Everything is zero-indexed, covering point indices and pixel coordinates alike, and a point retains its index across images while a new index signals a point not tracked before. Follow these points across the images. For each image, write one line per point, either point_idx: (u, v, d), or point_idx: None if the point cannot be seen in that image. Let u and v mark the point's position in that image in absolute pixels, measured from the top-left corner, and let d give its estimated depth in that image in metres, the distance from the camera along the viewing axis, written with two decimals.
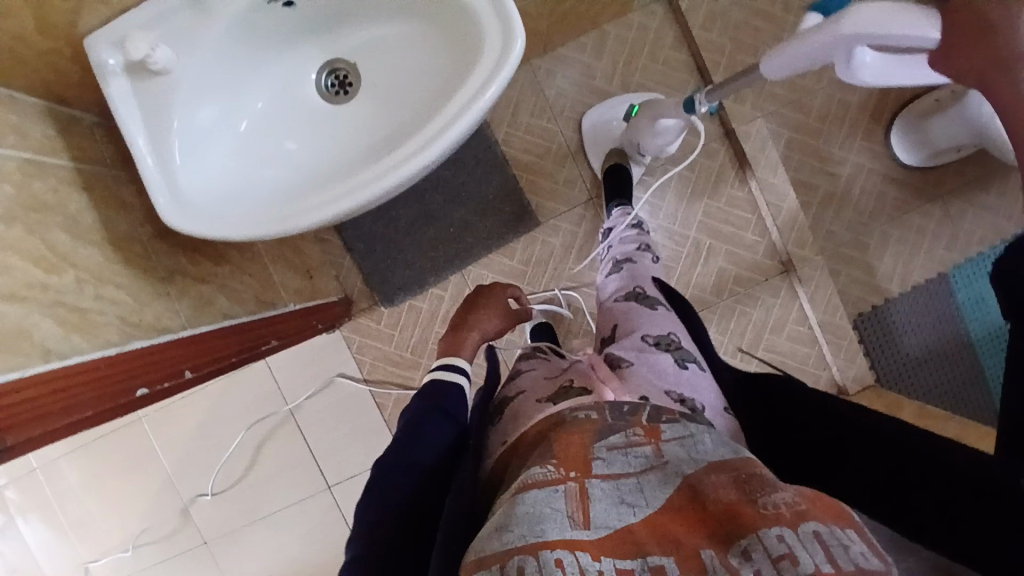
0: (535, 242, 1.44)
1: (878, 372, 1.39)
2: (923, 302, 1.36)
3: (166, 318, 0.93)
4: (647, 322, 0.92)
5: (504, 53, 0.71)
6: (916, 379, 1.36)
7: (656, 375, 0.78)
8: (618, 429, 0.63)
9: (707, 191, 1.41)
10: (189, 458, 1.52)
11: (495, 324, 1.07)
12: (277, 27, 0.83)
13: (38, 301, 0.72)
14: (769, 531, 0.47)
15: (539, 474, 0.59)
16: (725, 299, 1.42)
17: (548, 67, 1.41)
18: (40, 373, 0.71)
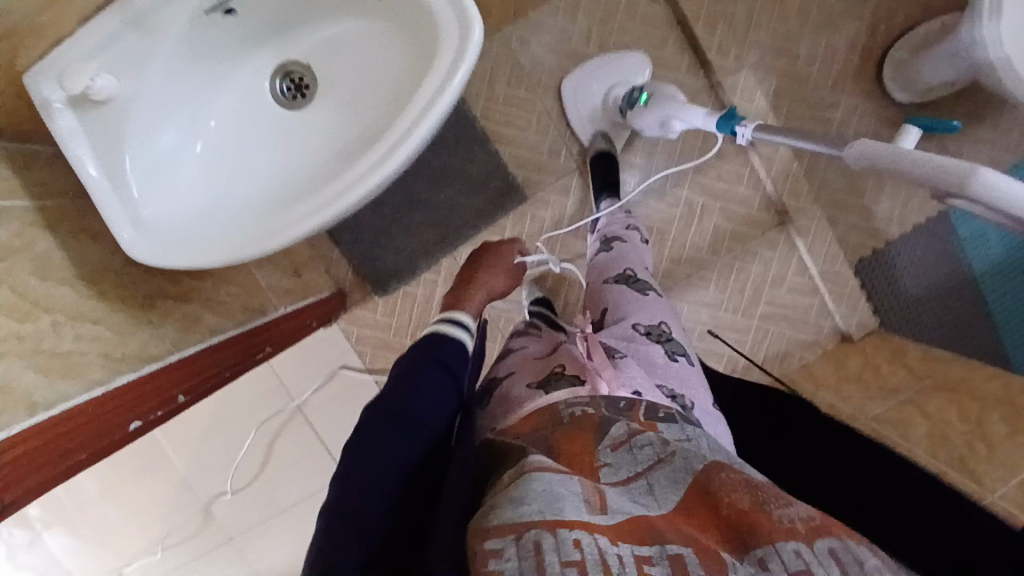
0: (524, 217, 1.41)
1: (882, 317, 1.37)
2: (924, 241, 1.35)
3: (152, 346, 0.95)
4: (637, 309, 0.91)
5: (463, 45, 0.68)
6: (920, 320, 1.35)
7: (647, 367, 0.79)
8: (617, 421, 0.64)
9: (697, 147, 1.37)
10: (201, 460, 1.47)
11: (500, 282, 1.04)
12: (224, 37, 0.79)
13: (18, 354, 0.73)
14: (786, 545, 0.50)
15: (543, 459, 0.56)
16: (722, 257, 1.39)
17: (521, 33, 1.36)
18: (28, 427, 0.74)
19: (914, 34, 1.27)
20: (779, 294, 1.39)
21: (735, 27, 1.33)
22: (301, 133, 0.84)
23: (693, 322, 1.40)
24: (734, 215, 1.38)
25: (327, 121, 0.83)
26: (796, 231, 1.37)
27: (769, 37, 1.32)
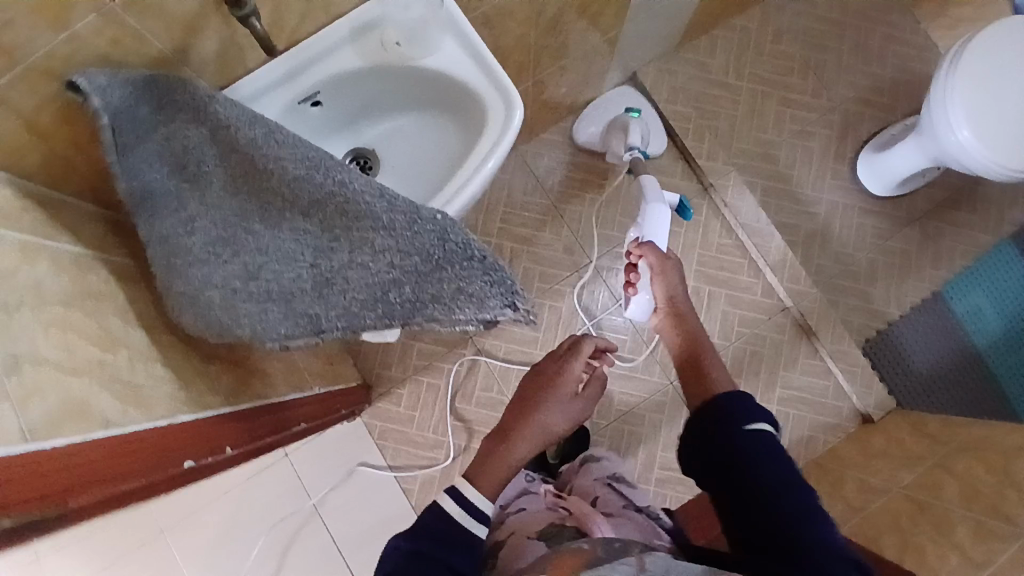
0: (543, 308, 1.49)
1: (373, 246, 0.64)
2: (371, 232, 0.64)
3: (208, 396, 0.78)
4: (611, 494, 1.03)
5: (458, 104, 0.79)
6: (373, 256, 0.64)
7: (623, 500, 1.01)
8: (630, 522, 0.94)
9: (698, 241, 1.50)
10: None
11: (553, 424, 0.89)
12: (317, 125, 0.81)
13: (86, 375, 0.60)
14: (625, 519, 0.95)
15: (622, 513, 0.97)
16: (735, 341, 1.48)
17: (534, 150, 1.54)
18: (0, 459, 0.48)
19: (883, 134, 1.51)
20: (793, 376, 1.47)
21: (721, 139, 1.54)
22: (412, 175, 0.84)
23: None
24: (740, 301, 1.49)
25: (418, 159, 0.84)
26: (812, 332, 1.47)
27: (760, 151, 1.54)
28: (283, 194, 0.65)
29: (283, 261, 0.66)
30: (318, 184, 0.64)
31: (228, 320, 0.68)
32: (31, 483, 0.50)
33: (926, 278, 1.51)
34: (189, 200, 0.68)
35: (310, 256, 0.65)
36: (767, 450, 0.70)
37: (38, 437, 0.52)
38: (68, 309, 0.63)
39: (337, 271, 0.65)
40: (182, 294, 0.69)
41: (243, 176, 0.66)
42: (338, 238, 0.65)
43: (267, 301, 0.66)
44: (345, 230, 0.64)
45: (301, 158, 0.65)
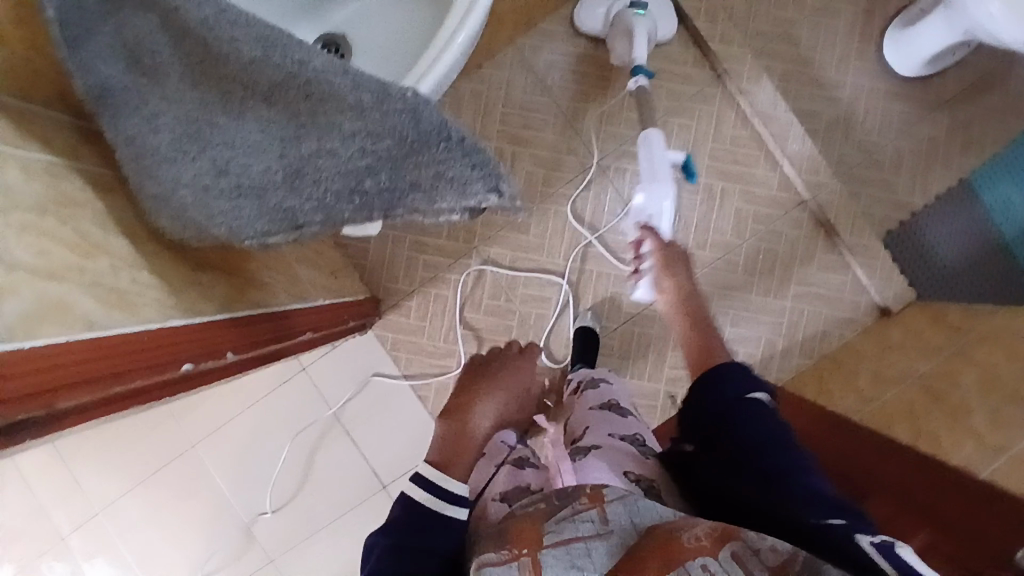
0: (548, 213, 1.44)
1: (343, 133, 0.60)
2: (340, 117, 0.60)
3: (201, 303, 0.77)
4: (609, 424, 1.05)
5: None
6: (344, 144, 0.60)
7: (614, 427, 1.04)
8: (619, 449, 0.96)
9: (710, 135, 1.42)
10: (242, 474, 1.48)
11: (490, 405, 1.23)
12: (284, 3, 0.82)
13: (64, 279, 0.59)
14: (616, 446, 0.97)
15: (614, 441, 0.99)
16: (749, 239, 1.42)
17: (534, 44, 1.44)
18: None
19: (912, 10, 1.35)
20: (809, 272, 1.42)
21: (735, 21, 1.41)
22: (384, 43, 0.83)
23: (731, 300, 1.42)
24: (755, 197, 1.42)
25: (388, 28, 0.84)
26: (831, 226, 1.41)
27: (779, 30, 1.41)
28: (242, 81, 0.61)
29: (250, 154, 0.62)
30: (277, 66, 0.59)
31: (203, 220, 0.66)
32: (17, 380, 0.50)
33: (949, 167, 1.42)
34: (146, 93, 0.64)
35: (278, 147, 0.61)
36: (753, 414, 0.82)
37: (15, 337, 0.51)
38: (40, 215, 0.61)
39: (308, 162, 0.61)
40: (158, 197, 0.67)
41: (199, 62, 0.61)
42: (305, 125, 0.61)
43: (239, 197, 0.63)
44: (312, 115, 0.60)
45: (258, 37, 0.60)
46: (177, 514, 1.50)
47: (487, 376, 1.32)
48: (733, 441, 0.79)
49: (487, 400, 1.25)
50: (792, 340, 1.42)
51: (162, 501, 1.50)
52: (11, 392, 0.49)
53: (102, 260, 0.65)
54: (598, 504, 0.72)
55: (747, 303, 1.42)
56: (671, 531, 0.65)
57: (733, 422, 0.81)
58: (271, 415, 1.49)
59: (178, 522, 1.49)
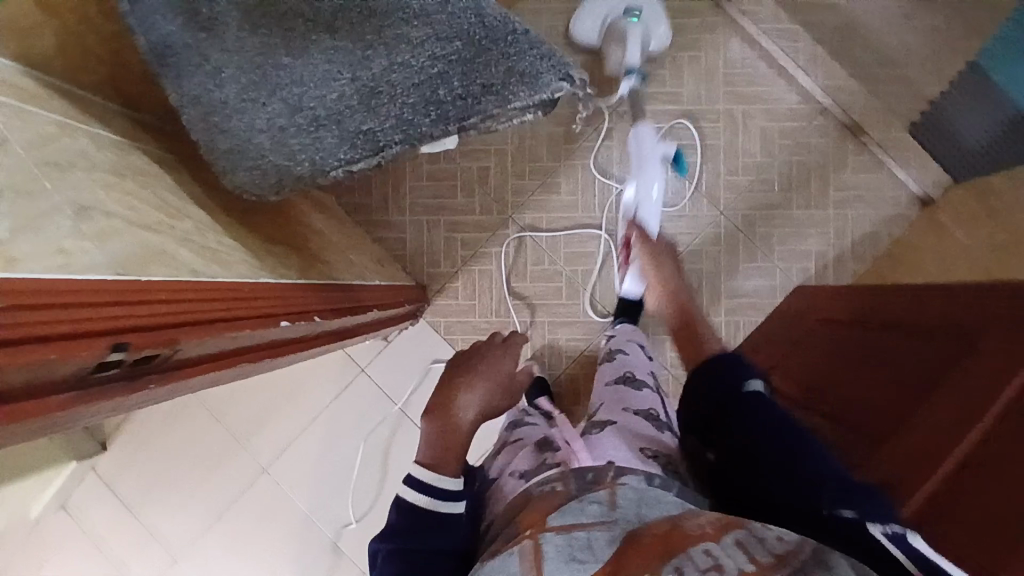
0: (575, 169, 1.44)
1: (411, 42, 0.61)
2: (407, 27, 0.60)
3: (281, 268, 0.77)
4: (627, 398, 0.95)
5: None
6: (415, 55, 0.61)
7: (625, 401, 0.94)
8: (629, 428, 0.85)
9: (720, 62, 1.43)
10: (321, 488, 1.46)
11: (479, 393, 0.97)
12: None
13: (159, 232, 0.58)
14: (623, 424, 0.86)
15: (627, 418, 0.88)
16: (779, 155, 1.42)
17: (530, 7, 1.46)
18: (112, 284, 0.46)
19: None
20: (844, 176, 1.41)
21: None
22: None
23: (773, 220, 1.42)
24: (776, 113, 1.42)
25: None
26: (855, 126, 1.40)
27: None
28: (305, 13, 0.61)
29: (323, 85, 0.62)
30: None
31: (284, 162, 0.65)
32: (145, 309, 0.48)
33: (960, 50, 1.38)
34: (208, 50, 0.64)
35: (347, 72, 0.62)
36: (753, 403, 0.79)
37: (132, 271, 0.50)
38: (123, 180, 0.60)
39: (381, 83, 0.61)
40: (231, 151, 0.66)
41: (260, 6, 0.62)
42: (373, 44, 0.61)
43: (320, 131, 0.63)
44: (378, 34, 0.61)
45: None
46: (262, 544, 1.46)
47: (468, 368, 1.05)
48: (743, 428, 0.76)
49: (473, 387, 0.98)
50: (841, 248, 1.40)
51: (246, 534, 1.46)
52: (143, 320, 0.48)
53: (186, 223, 0.65)
54: (608, 487, 0.63)
55: (790, 219, 1.41)
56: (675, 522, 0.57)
57: (746, 407, 0.78)
58: (338, 422, 1.47)
59: (264, 552, 1.46)
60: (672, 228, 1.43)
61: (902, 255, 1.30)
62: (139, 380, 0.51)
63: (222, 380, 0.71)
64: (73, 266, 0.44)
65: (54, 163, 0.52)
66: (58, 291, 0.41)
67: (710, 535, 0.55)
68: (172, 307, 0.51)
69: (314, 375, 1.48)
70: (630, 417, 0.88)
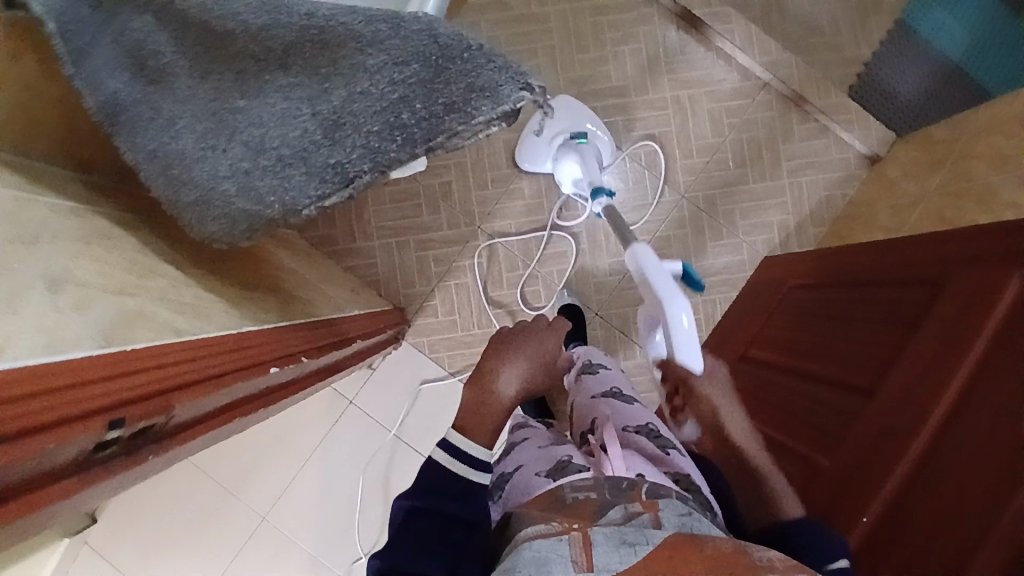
0: (536, 173, 1.46)
1: (366, 70, 0.60)
2: (358, 55, 0.60)
3: (262, 312, 0.75)
4: (622, 414, 0.97)
5: None
6: (370, 83, 0.60)
7: (623, 418, 0.96)
8: (640, 447, 0.86)
9: (661, 51, 1.47)
10: (324, 528, 1.42)
11: (518, 371, 0.95)
12: None
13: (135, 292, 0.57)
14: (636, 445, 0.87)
15: (634, 437, 0.89)
16: (729, 135, 1.46)
17: (470, 20, 1.48)
18: (99, 357, 0.45)
19: None
20: (794, 146, 1.46)
21: None
22: None
23: (733, 197, 1.46)
24: (720, 93, 1.47)
25: None
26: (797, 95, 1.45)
27: None
28: (255, 53, 0.61)
29: (282, 123, 0.62)
30: (287, 25, 0.60)
31: (252, 207, 0.64)
32: (131, 380, 0.47)
33: (881, 12, 1.46)
34: (162, 103, 0.63)
35: (304, 107, 0.61)
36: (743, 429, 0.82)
37: (114, 341, 0.48)
38: (89, 245, 0.58)
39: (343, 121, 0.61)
40: (197, 202, 0.65)
41: (208, 52, 0.62)
42: (328, 76, 0.61)
43: (285, 172, 0.62)
44: (330, 66, 0.61)
45: (258, 6, 0.60)
46: None
47: (512, 342, 1.02)
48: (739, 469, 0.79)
49: (514, 363, 0.95)
50: (801, 215, 1.45)
51: None
52: (131, 391, 0.46)
53: (159, 281, 0.63)
54: (651, 508, 0.62)
55: (748, 195, 1.46)
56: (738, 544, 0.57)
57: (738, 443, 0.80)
58: (333, 458, 1.44)
59: None
60: (637, 219, 1.46)
61: (858, 215, 1.35)
62: (134, 456, 0.49)
63: (214, 437, 0.69)
64: (50, 345, 0.43)
65: (18, 237, 0.50)
66: (40, 374, 0.40)
67: (778, 570, 0.54)
68: (158, 374, 0.50)
69: (302, 412, 1.45)
70: (635, 436, 0.89)
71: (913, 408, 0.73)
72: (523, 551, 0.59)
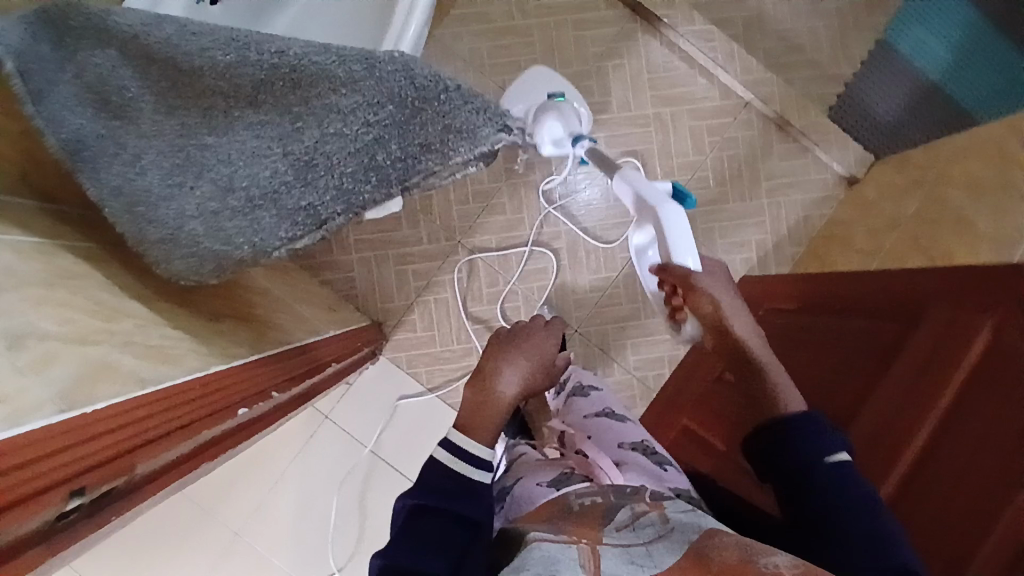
0: (517, 188, 1.45)
1: (341, 110, 0.59)
2: (331, 96, 0.58)
3: (234, 347, 0.73)
4: (617, 432, 0.99)
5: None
6: (344, 125, 0.59)
7: (618, 434, 0.98)
8: (640, 463, 0.89)
9: (643, 67, 1.46)
10: (300, 542, 1.38)
11: (518, 371, 0.99)
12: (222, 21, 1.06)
13: (98, 341, 0.54)
14: (636, 461, 0.89)
15: (632, 455, 0.91)
16: (710, 152, 1.47)
17: (450, 31, 1.46)
18: (58, 424, 0.44)
19: None
20: (774, 165, 1.46)
21: None
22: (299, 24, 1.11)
23: (711, 214, 1.46)
24: (701, 111, 1.47)
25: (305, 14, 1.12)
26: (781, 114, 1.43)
27: None
28: (222, 90, 0.59)
29: (252, 163, 0.60)
30: (257, 62, 0.57)
31: (221, 247, 0.63)
32: (92, 444, 0.45)
33: (861, 32, 1.47)
34: (125, 138, 0.61)
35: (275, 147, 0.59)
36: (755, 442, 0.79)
37: (74, 404, 0.46)
38: (50, 289, 0.56)
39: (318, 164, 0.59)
40: (164, 240, 0.64)
41: (171, 87, 0.59)
42: (300, 116, 0.59)
43: (257, 212, 0.61)
44: (302, 108, 0.59)
45: (227, 40, 0.58)
46: None
47: (510, 344, 1.06)
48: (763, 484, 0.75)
49: (512, 364, 0.99)
50: (779, 234, 1.46)
51: None
52: (89, 459, 0.45)
53: (126, 324, 0.60)
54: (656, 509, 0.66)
55: (728, 213, 1.46)
56: (745, 554, 0.55)
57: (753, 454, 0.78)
58: (310, 471, 1.41)
59: None
60: (615, 235, 1.45)
61: (832, 236, 1.38)
62: (96, 521, 0.47)
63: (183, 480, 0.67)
64: (10, 416, 0.41)
65: None
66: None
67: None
68: (116, 437, 0.48)
69: (277, 427, 1.42)
70: (634, 454, 0.91)
71: (881, 452, 0.75)
72: (532, 553, 0.60)
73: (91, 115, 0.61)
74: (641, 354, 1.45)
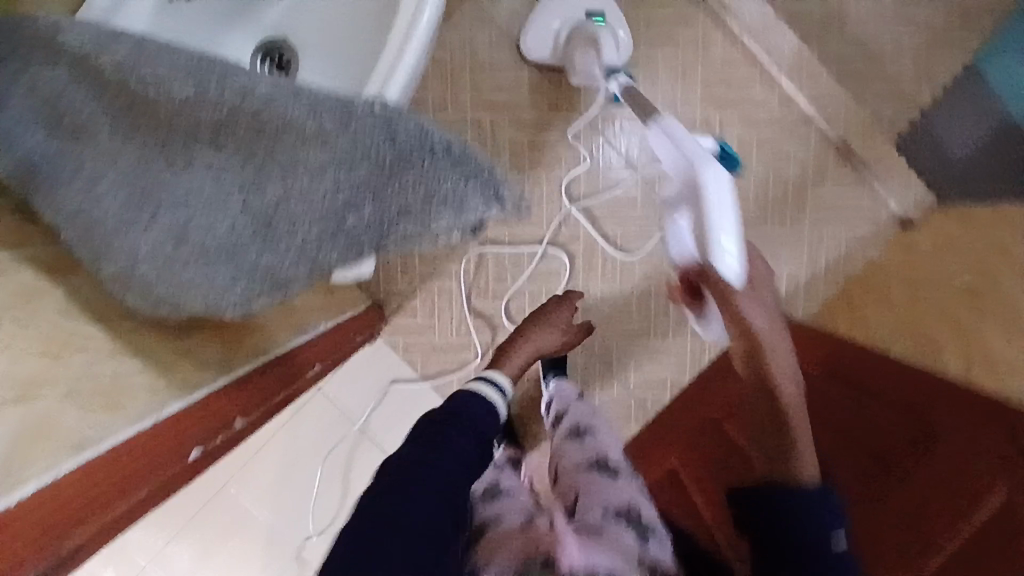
0: (540, 181, 1.35)
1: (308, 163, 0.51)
2: (297, 143, 0.51)
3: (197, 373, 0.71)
4: (603, 487, 0.85)
5: None
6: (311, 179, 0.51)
7: (605, 492, 0.84)
8: (623, 539, 0.75)
9: (699, 60, 1.30)
10: (281, 504, 1.42)
11: (550, 339, 1.17)
12: None
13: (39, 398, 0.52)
14: (619, 538, 0.76)
15: (616, 527, 0.78)
16: (756, 168, 1.33)
17: None
18: None
19: None
20: (824, 191, 1.33)
21: None
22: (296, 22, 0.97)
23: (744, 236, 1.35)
24: (755, 120, 1.31)
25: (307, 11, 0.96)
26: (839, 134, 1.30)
27: None
28: (178, 125, 0.52)
29: (207, 211, 0.54)
30: (218, 99, 0.50)
31: (173, 292, 0.58)
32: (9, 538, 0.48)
33: (952, 52, 1.28)
34: (79, 163, 0.56)
35: (234, 196, 0.53)
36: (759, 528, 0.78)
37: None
38: None
39: (285, 227, 0.53)
40: (117, 276, 0.59)
41: (125, 115, 0.53)
42: (261, 164, 0.52)
43: (214, 264, 0.55)
44: (264, 154, 0.51)
45: (185, 71, 0.51)
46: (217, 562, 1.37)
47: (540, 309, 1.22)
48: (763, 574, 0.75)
49: (542, 329, 1.18)
50: (814, 267, 1.35)
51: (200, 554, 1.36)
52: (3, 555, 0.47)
53: (77, 359, 0.58)
54: None
55: (763, 236, 1.35)
56: None
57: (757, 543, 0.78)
58: (297, 438, 1.43)
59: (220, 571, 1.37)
60: (636, 245, 1.37)
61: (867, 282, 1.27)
62: None
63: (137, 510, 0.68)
64: None
65: None
66: None
67: None
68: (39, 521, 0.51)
69: None
70: (617, 525, 0.78)
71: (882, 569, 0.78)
72: None
73: (43, 137, 0.56)
74: (643, 372, 1.39)
